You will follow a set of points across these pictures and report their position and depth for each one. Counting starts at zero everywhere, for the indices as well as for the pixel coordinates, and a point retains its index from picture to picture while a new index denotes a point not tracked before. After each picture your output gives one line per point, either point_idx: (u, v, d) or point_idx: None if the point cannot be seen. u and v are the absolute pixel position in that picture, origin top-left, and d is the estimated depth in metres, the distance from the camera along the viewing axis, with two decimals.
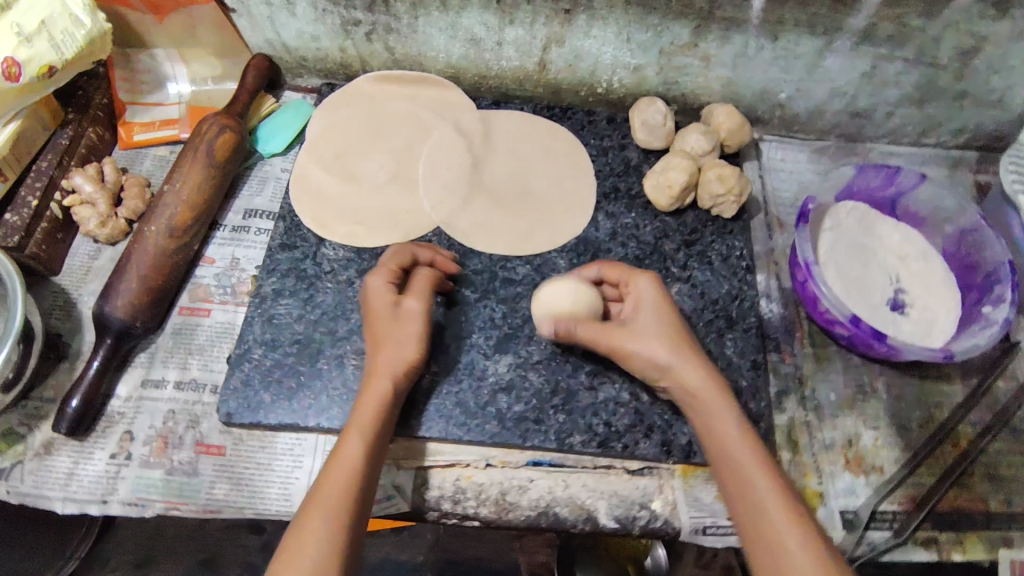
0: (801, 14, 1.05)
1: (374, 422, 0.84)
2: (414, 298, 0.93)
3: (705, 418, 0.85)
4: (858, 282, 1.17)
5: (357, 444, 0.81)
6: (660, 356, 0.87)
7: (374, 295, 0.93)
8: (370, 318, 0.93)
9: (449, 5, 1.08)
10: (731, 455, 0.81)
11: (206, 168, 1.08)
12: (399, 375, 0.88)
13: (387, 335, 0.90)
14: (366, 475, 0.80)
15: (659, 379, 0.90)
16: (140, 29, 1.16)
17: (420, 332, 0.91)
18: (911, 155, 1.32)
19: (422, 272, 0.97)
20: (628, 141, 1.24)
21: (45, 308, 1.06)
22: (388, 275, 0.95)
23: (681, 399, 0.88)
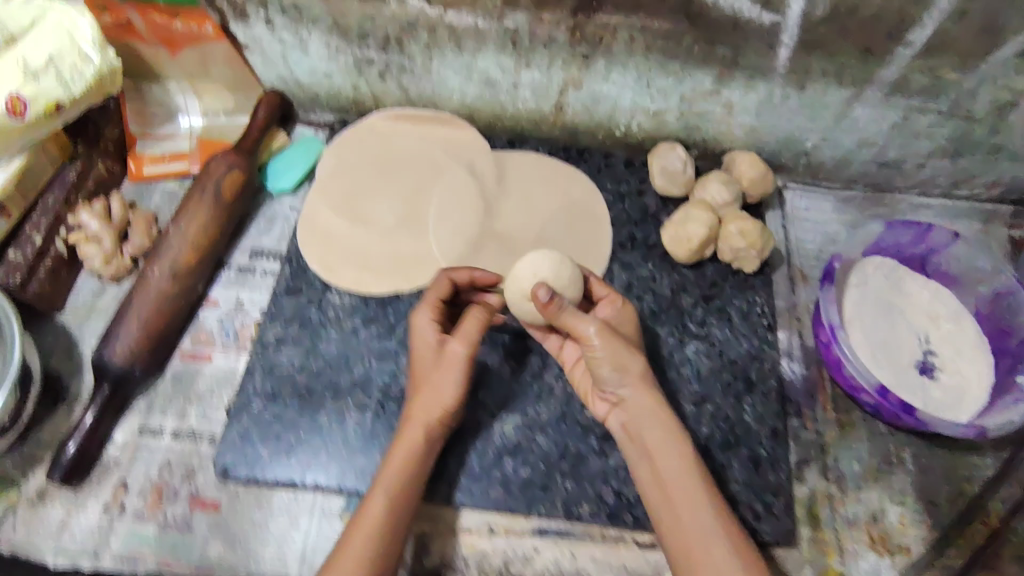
0: (828, 64, 0.99)
1: (404, 474, 0.83)
2: (457, 339, 0.85)
3: (656, 438, 0.83)
4: (885, 344, 1.12)
5: (384, 500, 0.81)
6: (633, 366, 0.84)
7: (419, 334, 0.88)
8: (414, 359, 0.89)
9: (464, 48, 1.04)
10: (684, 484, 0.80)
11: (211, 208, 1.05)
12: (432, 425, 0.86)
13: (428, 380, 0.86)
14: (395, 531, 0.80)
15: (615, 389, 0.86)
16: (153, 64, 1.14)
17: (461, 375, 0.85)
18: (943, 207, 1.25)
19: (476, 309, 0.86)
20: (646, 186, 1.19)
21: (46, 347, 1.04)
22: (431, 312, 0.89)
23: (632, 415, 0.85)
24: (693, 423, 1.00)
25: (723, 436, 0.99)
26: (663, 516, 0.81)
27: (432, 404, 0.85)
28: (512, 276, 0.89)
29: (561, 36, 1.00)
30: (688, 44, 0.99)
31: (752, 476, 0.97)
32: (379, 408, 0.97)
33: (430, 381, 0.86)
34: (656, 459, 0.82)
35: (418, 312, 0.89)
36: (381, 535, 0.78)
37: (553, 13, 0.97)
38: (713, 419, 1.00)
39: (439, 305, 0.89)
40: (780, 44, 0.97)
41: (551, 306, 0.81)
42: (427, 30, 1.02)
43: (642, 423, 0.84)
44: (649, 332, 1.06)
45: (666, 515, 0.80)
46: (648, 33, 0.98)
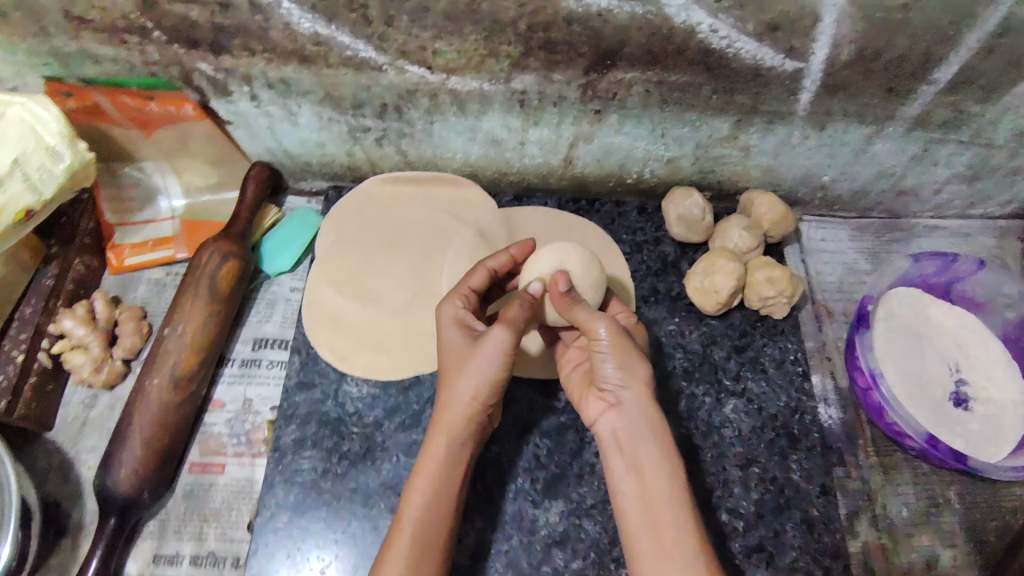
0: (850, 105, 0.95)
1: (438, 481, 0.82)
2: (496, 327, 0.84)
3: (645, 450, 0.80)
4: (919, 379, 1.08)
5: (419, 510, 0.80)
6: (638, 371, 0.83)
7: (447, 327, 0.89)
8: (443, 351, 0.89)
9: (467, 111, 0.97)
10: (664, 498, 0.77)
11: (209, 304, 0.97)
12: (467, 427, 0.84)
13: (461, 374, 0.84)
14: (432, 543, 0.79)
15: (616, 389, 0.83)
16: (127, 145, 1.06)
17: (501, 365, 0.84)
18: (958, 227, 1.23)
19: (518, 300, 0.84)
20: (662, 234, 1.14)
21: (39, 472, 0.96)
22: (458, 301, 0.91)
23: (627, 423, 0.82)
24: (743, 490, 0.96)
25: (774, 500, 0.96)
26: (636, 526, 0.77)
27: (467, 399, 0.84)
28: (533, 263, 0.93)
29: (572, 95, 0.94)
30: (707, 93, 0.93)
31: (809, 540, 0.94)
32: None
33: (465, 370, 0.84)
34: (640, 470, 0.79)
35: (443, 303, 0.92)
36: (415, 551, 0.78)
37: (563, 73, 0.90)
38: (761, 482, 0.97)
39: (466, 296, 0.92)
40: (802, 89, 0.92)
41: (565, 296, 0.86)
42: (428, 96, 0.95)
43: (637, 430, 0.81)
44: (685, 393, 1.02)
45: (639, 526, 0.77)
46: (664, 86, 0.92)
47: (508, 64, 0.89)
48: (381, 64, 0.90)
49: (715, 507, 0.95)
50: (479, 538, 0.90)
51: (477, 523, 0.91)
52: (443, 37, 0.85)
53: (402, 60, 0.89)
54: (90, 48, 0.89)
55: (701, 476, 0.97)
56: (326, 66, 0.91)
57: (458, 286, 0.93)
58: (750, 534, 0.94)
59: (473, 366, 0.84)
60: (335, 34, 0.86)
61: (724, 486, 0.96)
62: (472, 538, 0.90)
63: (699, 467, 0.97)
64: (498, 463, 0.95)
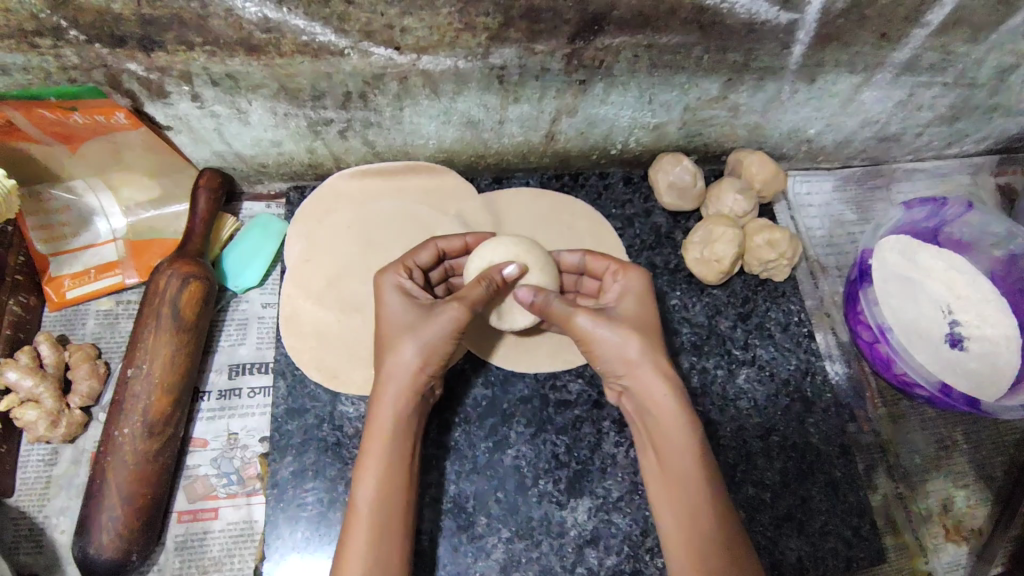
0: (843, 54, 0.92)
1: (390, 459, 0.76)
2: (453, 303, 0.78)
3: (661, 434, 0.77)
4: (916, 327, 1.04)
5: (373, 492, 0.74)
6: (630, 352, 0.78)
7: (387, 294, 0.82)
8: (382, 322, 0.81)
9: (441, 92, 0.89)
10: (686, 480, 0.75)
11: (174, 334, 0.86)
12: (412, 397, 0.79)
13: (408, 340, 0.78)
14: (388, 527, 0.73)
15: (617, 379, 0.80)
16: (49, 165, 0.92)
17: (451, 340, 0.79)
18: (935, 168, 1.23)
19: (484, 278, 0.78)
20: (652, 204, 1.09)
21: (6, 544, 0.87)
22: (401, 272, 0.84)
23: (639, 407, 0.79)
24: (765, 460, 0.95)
25: (797, 467, 0.95)
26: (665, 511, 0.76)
27: (412, 367, 0.78)
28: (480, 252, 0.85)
29: (556, 66, 0.87)
30: (698, 54, 0.88)
31: (835, 502, 0.94)
32: (434, 530, 0.86)
33: (414, 336, 0.78)
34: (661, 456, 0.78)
35: (385, 272, 0.84)
36: (375, 534, 0.72)
37: (546, 44, 0.83)
38: (782, 450, 0.96)
39: (410, 268, 0.85)
40: (796, 42, 0.89)
41: (537, 303, 0.79)
42: (397, 80, 0.86)
43: (650, 413, 0.78)
44: (696, 368, 0.99)
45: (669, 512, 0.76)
46: (654, 49, 0.86)
47: (486, 37, 0.81)
48: (343, 49, 0.80)
49: (741, 482, 0.93)
50: (508, 550, 0.86)
51: (504, 533, 0.86)
52: (412, 13, 0.76)
53: (366, 42, 0.79)
54: None
55: (723, 452, 0.94)
56: (279, 56, 0.80)
57: (405, 256, 0.86)
58: (779, 504, 0.93)
59: (420, 336, 0.78)
60: (288, 18, 0.75)
61: (747, 460, 0.94)
62: (501, 550, 0.86)
63: (720, 443, 0.95)
64: (517, 467, 0.90)
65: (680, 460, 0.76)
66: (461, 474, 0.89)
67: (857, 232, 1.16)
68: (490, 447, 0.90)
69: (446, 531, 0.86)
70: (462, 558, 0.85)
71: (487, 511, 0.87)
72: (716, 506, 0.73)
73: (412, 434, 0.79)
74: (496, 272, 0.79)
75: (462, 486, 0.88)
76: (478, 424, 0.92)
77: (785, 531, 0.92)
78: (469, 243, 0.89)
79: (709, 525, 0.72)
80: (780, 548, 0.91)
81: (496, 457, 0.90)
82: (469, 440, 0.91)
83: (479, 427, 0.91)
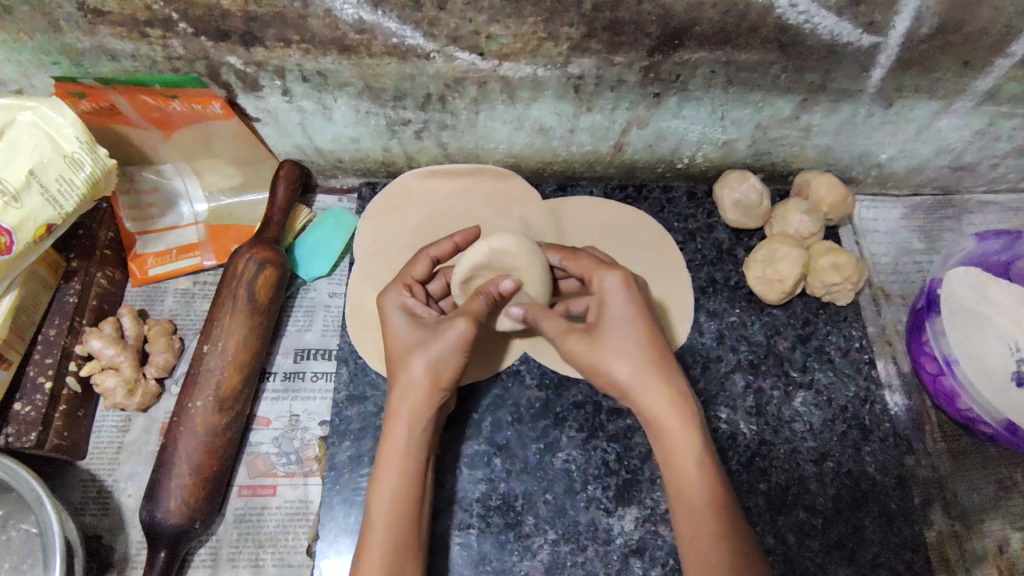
0: (923, 80, 0.91)
1: (405, 475, 0.78)
2: (457, 319, 0.79)
3: (667, 449, 0.76)
4: (982, 362, 0.98)
5: (388, 507, 0.76)
6: (629, 366, 0.77)
7: (390, 313, 0.85)
8: (390, 341, 0.84)
9: (518, 98, 0.91)
10: (693, 498, 0.74)
11: (248, 316, 0.90)
12: (424, 412, 0.80)
13: (415, 356, 0.79)
14: (406, 541, 0.76)
15: (621, 392, 0.79)
16: (144, 148, 0.98)
17: (461, 354, 0.79)
18: (1009, 201, 1.19)
19: (481, 292, 0.82)
20: (714, 219, 1.09)
21: (74, 504, 0.91)
22: (403, 291, 0.87)
23: (646, 423, 0.78)
24: (818, 485, 0.93)
25: (850, 494, 0.94)
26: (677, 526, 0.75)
27: (422, 384, 0.79)
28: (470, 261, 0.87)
29: (632, 78, 0.88)
30: (776, 72, 0.88)
31: (889, 534, 0.92)
32: (482, 524, 0.87)
33: (421, 353, 0.79)
34: (669, 471, 0.76)
35: (386, 292, 0.87)
36: (391, 549, 0.75)
37: (625, 56, 0.84)
38: (836, 477, 0.94)
39: (410, 285, 0.88)
40: (876, 65, 0.88)
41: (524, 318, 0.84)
42: (476, 84, 0.89)
43: (659, 429, 0.76)
44: (751, 387, 0.98)
45: (680, 528, 0.75)
46: (732, 66, 0.87)
47: (567, 47, 0.83)
48: (429, 52, 0.83)
49: (792, 505, 0.92)
50: (554, 552, 0.86)
51: (551, 534, 0.87)
52: (499, 20, 0.78)
53: (452, 47, 0.82)
54: (106, 43, 0.81)
55: (774, 473, 0.94)
56: (369, 56, 0.83)
57: (402, 274, 0.89)
58: (830, 531, 0.91)
59: (427, 352, 0.79)
60: (381, 21, 0.79)
61: (800, 483, 0.93)
62: (547, 551, 0.86)
63: (773, 464, 0.94)
64: (566, 471, 0.91)
65: (689, 477, 0.74)
66: (511, 472, 0.90)
67: (924, 262, 1.14)
68: (541, 448, 0.92)
69: (494, 527, 0.87)
70: (507, 554, 0.86)
71: (536, 511, 0.88)
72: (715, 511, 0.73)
73: (425, 448, 0.80)
74: (492, 287, 0.83)
75: (512, 485, 0.89)
76: (531, 425, 0.93)
77: (836, 560, 0.90)
78: (458, 243, 0.91)
79: (716, 542, 0.71)
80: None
81: (547, 459, 0.91)
82: (521, 440, 0.92)
83: (531, 428, 0.93)
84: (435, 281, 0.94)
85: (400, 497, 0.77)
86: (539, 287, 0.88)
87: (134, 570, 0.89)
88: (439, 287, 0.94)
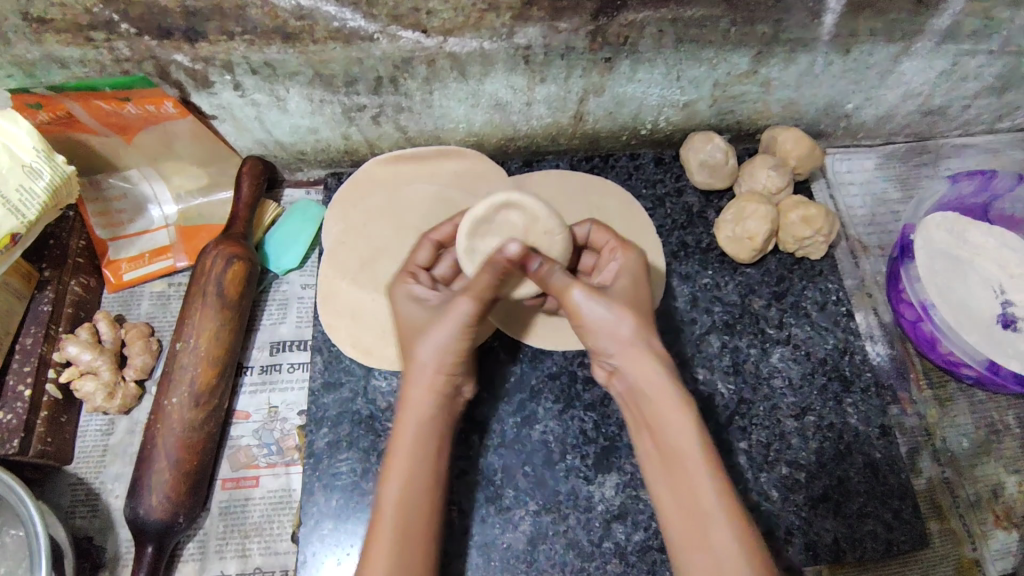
0: (878, 23, 0.89)
1: (416, 459, 0.76)
2: (462, 296, 0.77)
3: (654, 412, 0.75)
4: (965, 306, 0.97)
5: (399, 492, 0.75)
6: (622, 331, 0.76)
7: (398, 301, 0.84)
8: (400, 329, 0.83)
9: (469, 74, 0.91)
10: (684, 463, 0.73)
11: (219, 311, 0.91)
12: (433, 397, 0.78)
13: (422, 341, 0.79)
14: (417, 528, 0.74)
15: (609, 358, 0.78)
16: (107, 154, 0.99)
17: (467, 334, 0.78)
18: (986, 142, 1.17)
19: (489, 265, 0.75)
20: (683, 183, 1.09)
21: (65, 507, 0.93)
22: (409, 278, 0.86)
23: (632, 388, 0.77)
24: (800, 440, 0.93)
25: (833, 447, 0.93)
26: (660, 492, 0.75)
27: (429, 367, 0.78)
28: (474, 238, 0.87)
29: (580, 44, 0.87)
30: (725, 26, 0.87)
31: (874, 484, 0.91)
32: (463, 501, 0.87)
33: (424, 338, 0.79)
34: (657, 436, 0.75)
35: (395, 284, 0.86)
36: (400, 533, 0.73)
37: (570, 22, 0.84)
38: (819, 430, 0.94)
39: (414, 272, 0.88)
40: (826, 10, 0.87)
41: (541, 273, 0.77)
42: (425, 63, 0.88)
43: (644, 395, 0.76)
44: (728, 347, 0.98)
45: (666, 494, 0.74)
46: (679, 23, 0.86)
47: (510, 17, 0.82)
48: (372, 34, 0.83)
49: (775, 462, 0.92)
50: (535, 522, 0.87)
51: (531, 506, 0.87)
52: None
53: (394, 26, 0.82)
54: (54, 51, 0.82)
55: (755, 431, 0.93)
56: (313, 43, 0.83)
57: (406, 262, 0.89)
58: (814, 485, 0.91)
59: (431, 338, 0.78)
60: (319, 5, 0.78)
61: (781, 439, 0.93)
62: (528, 522, 0.87)
63: (752, 422, 0.94)
64: (544, 442, 0.91)
65: (683, 444, 0.73)
66: (489, 447, 0.90)
67: (902, 211, 1.12)
68: (518, 422, 0.92)
69: (475, 502, 0.88)
70: (489, 528, 0.86)
71: (515, 484, 0.88)
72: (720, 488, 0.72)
73: (439, 433, 0.79)
74: (499, 256, 0.75)
75: (490, 460, 0.90)
76: (507, 399, 0.93)
77: (821, 513, 0.90)
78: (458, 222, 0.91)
79: (710, 508, 0.71)
80: (814, 529, 0.89)
81: (524, 432, 0.91)
82: (498, 415, 0.92)
83: (508, 402, 0.93)
84: (444, 262, 0.91)
85: (410, 480, 0.76)
86: (558, 247, 0.85)
87: (126, 567, 0.91)
88: (449, 267, 0.91)
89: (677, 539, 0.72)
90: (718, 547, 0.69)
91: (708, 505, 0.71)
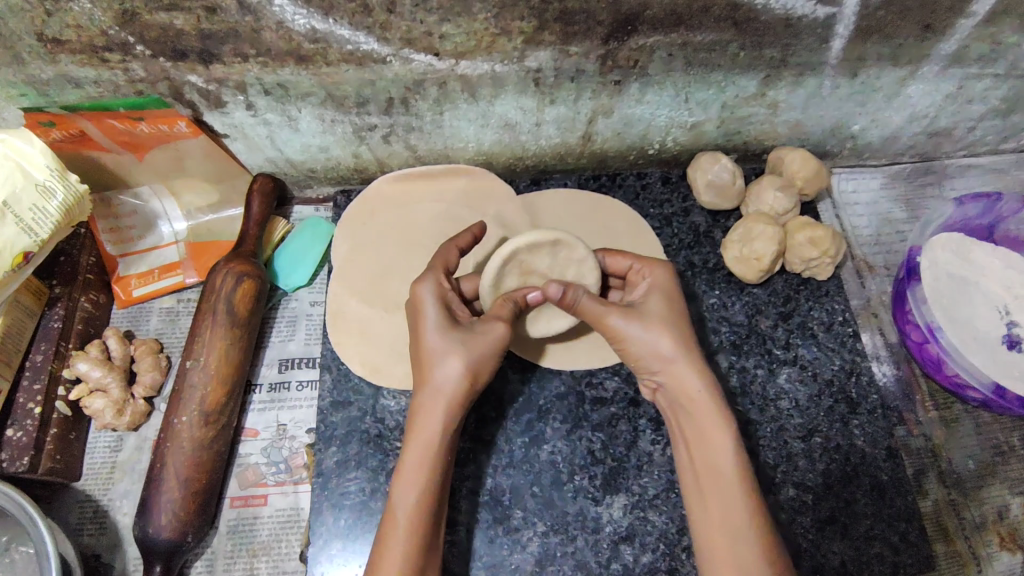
0: (885, 47, 0.90)
1: (430, 470, 0.77)
2: (489, 322, 0.81)
3: (696, 426, 0.78)
4: (971, 328, 0.97)
5: (411, 501, 0.75)
6: (665, 348, 0.79)
7: (425, 303, 0.82)
8: (421, 331, 0.81)
9: (479, 96, 0.91)
10: (720, 478, 0.75)
11: (228, 329, 0.91)
12: (455, 411, 0.79)
13: (455, 355, 0.79)
14: (426, 537, 0.75)
15: (652, 373, 0.81)
16: (119, 172, 0.99)
17: (496, 357, 0.81)
18: (990, 163, 1.18)
19: (508, 298, 0.84)
20: (690, 203, 1.09)
21: (73, 525, 0.94)
22: (439, 281, 0.84)
23: (674, 403, 0.80)
24: (807, 462, 0.93)
25: (840, 469, 0.93)
26: (694, 505, 0.76)
27: (453, 384, 0.79)
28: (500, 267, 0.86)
29: (591, 67, 0.88)
30: (734, 50, 0.88)
31: (881, 506, 0.92)
32: (471, 522, 0.88)
33: (461, 351, 0.79)
34: (695, 449, 0.78)
35: (422, 281, 0.84)
36: (414, 541, 0.74)
37: (580, 46, 0.85)
38: (825, 452, 0.94)
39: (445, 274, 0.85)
40: (834, 36, 0.88)
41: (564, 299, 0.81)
42: (437, 84, 0.89)
43: (684, 408, 0.79)
44: (735, 368, 0.98)
45: (699, 505, 0.76)
46: (688, 48, 0.87)
47: (521, 41, 0.83)
48: (385, 56, 0.83)
49: (782, 483, 0.92)
50: (543, 543, 0.87)
51: (540, 527, 0.88)
52: (450, 19, 0.79)
53: (407, 49, 0.82)
54: (69, 71, 0.82)
55: (762, 452, 0.93)
56: (326, 65, 0.84)
57: (436, 261, 0.86)
58: (821, 506, 0.91)
59: (465, 353, 0.79)
60: (334, 28, 0.79)
61: (788, 460, 0.93)
62: (536, 543, 0.87)
63: (761, 443, 0.94)
64: (553, 463, 0.91)
65: (722, 458, 0.75)
66: (497, 467, 0.91)
67: (907, 231, 1.13)
68: (527, 442, 0.92)
69: (483, 524, 0.88)
70: (497, 549, 0.86)
71: (524, 504, 0.89)
72: (751, 507, 0.73)
73: (450, 445, 0.80)
74: (519, 295, 0.85)
75: (498, 481, 0.90)
76: (515, 419, 0.93)
77: (829, 535, 0.90)
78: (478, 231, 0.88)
79: (741, 521, 0.73)
80: (823, 551, 0.89)
81: (532, 452, 0.91)
82: (506, 435, 0.92)
83: (516, 422, 0.93)
84: (468, 280, 0.90)
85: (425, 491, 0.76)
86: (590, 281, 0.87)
87: None
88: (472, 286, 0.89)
89: (703, 550, 0.74)
90: (745, 562, 0.71)
91: (739, 518, 0.73)
